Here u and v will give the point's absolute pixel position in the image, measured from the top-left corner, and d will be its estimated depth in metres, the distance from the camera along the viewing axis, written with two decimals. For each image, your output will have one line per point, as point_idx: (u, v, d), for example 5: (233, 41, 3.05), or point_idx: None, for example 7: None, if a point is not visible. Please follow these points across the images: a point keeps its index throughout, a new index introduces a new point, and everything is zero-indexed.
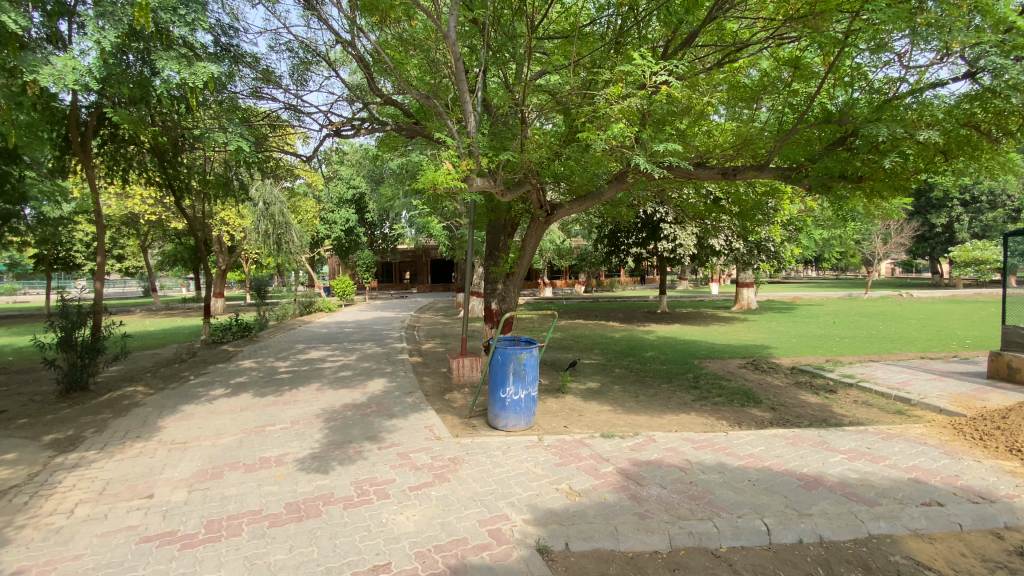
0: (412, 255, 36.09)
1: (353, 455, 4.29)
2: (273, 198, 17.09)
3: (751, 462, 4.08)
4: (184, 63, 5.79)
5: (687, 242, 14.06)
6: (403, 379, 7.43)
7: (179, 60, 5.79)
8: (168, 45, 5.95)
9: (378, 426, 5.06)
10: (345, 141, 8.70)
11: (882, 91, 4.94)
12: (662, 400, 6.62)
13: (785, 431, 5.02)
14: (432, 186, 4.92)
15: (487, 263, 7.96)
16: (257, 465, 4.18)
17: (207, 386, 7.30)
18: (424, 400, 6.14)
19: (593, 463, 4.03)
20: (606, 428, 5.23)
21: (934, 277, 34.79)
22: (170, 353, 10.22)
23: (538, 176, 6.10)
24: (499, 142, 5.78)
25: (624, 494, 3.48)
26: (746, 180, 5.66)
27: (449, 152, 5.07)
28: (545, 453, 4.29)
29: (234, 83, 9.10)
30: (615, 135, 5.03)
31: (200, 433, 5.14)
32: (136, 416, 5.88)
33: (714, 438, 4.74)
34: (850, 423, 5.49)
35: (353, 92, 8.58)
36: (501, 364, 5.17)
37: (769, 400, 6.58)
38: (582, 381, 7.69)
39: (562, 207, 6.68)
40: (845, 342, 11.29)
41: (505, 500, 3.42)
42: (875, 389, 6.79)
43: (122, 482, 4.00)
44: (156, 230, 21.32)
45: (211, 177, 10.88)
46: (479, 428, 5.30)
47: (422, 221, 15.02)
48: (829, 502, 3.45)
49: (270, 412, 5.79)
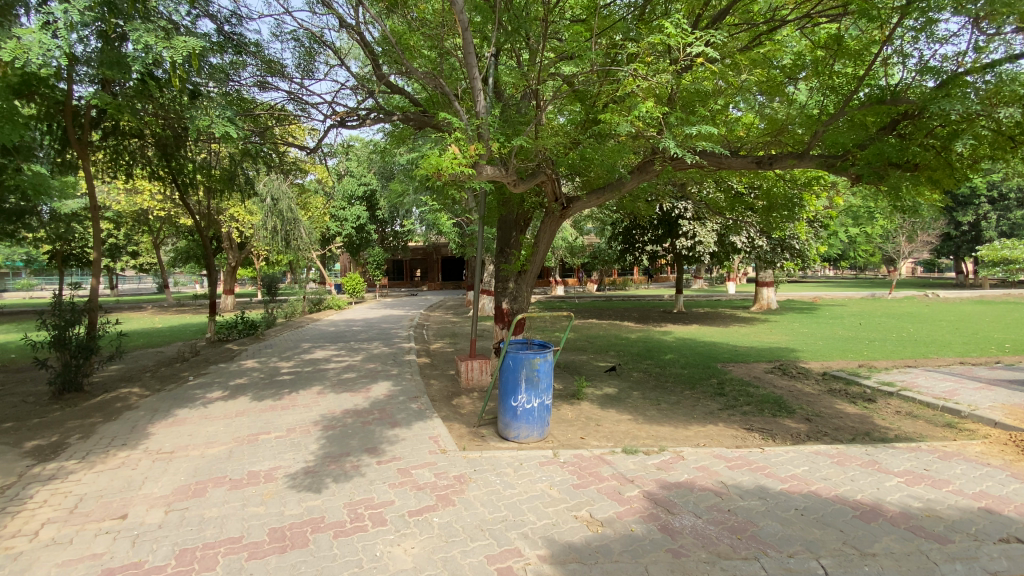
0: (423, 253, 35.84)
1: (350, 470, 3.89)
2: (281, 193, 16.56)
3: (795, 486, 3.60)
4: (164, 36, 5.50)
5: (708, 238, 13.47)
6: (409, 382, 7.03)
7: (159, 33, 5.52)
8: (145, 16, 5.63)
9: (380, 436, 4.67)
10: (350, 132, 8.34)
11: (947, 67, 4.42)
12: (687, 408, 6.15)
13: (827, 448, 4.53)
14: (437, 173, 4.52)
15: (498, 260, 7.50)
16: (245, 480, 3.80)
17: (205, 388, 6.97)
18: (431, 407, 5.74)
19: (616, 486, 3.58)
20: (627, 442, 4.77)
21: (959, 277, 33.63)
22: (173, 352, 9.96)
23: (554, 166, 5.62)
24: (511, 127, 5.33)
25: (654, 525, 3.03)
26: (784, 169, 5.12)
27: (456, 135, 4.63)
28: (561, 471, 3.85)
29: (238, 75, 8.77)
30: (642, 117, 4.53)
31: (190, 441, 4.78)
32: (127, 420, 5.55)
33: (749, 455, 4.27)
34: (898, 439, 4.97)
35: (359, 82, 8.21)
36: (512, 371, 4.76)
37: (802, 409, 6.09)
38: (598, 387, 7.23)
39: (579, 200, 6.17)
40: (876, 346, 10.68)
41: (517, 530, 3.00)
42: (919, 399, 6.23)
43: (97, 499, 3.66)
44: (167, 227, 21.29)
45: (217, 171, 10.50)
46: (489, 439, 4.88)
47: (432, 217, 14.59)
48: (893, 539, 2.97)
49: (267, 418, 5.41)
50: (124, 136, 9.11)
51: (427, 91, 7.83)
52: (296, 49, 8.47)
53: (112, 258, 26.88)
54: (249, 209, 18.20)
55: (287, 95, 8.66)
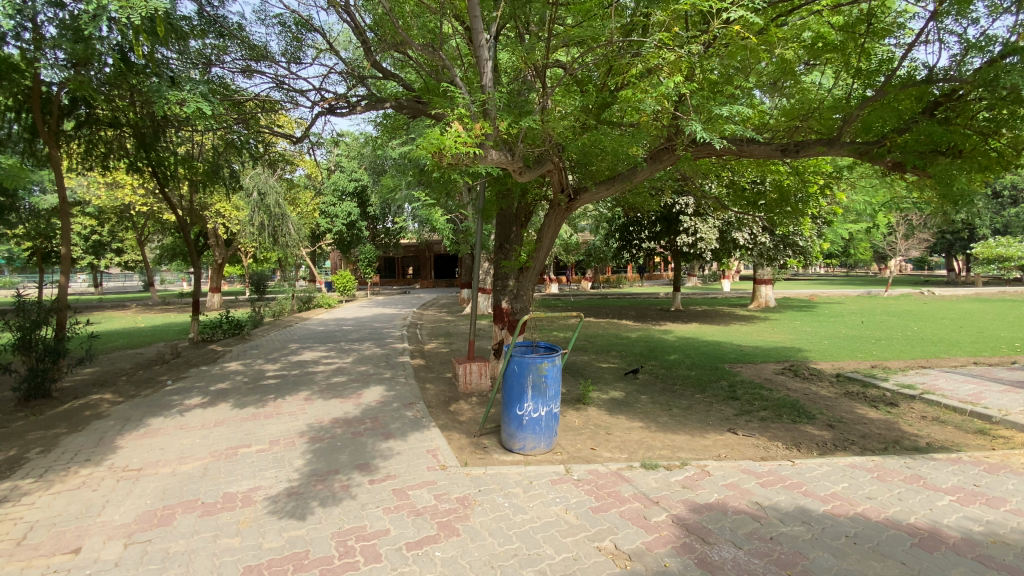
0: (415, 249, 35.29)
1: (339, 492, 3.45)
2: (268, 187, 16.01)
3: (839, 507, 3.23)
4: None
5: (709, 235, 13.10)
6: (403, 386, 6.58)
7: None
8: None
9: (372, 449, 4.23)
10: (339, 120, 7.84)
11: (988, 43, 4.09)
12: (700, 414, 5.78)
13: (861, 459, 4.16)
14: (439, 156, 4.11)
15: (497, 257, 7.05)
16: (219, 505, 3.34)
17: (183, 393, 6.47)
18: (427, 414, 5.31)
19: (640, 508, 3.18)
20: (644, 454, 4.37)
21: (951, 274, 33.81)
22: (152, 353, 9.47)
23: (562, 152, 5.19)
24: (518, 108, 4.91)
25: (689, 559, 2.64)
26: (812, 157, 4.74)
27: (459, 112, 4.22)
28: (577, 490, 3.44)
29: (220, 61, 8.28)
30: (668, 92, 4.16)
31: (162, 455, 4.31)
32: (94, 431, 5.06)
33: (779, 469, 3.88)
34: (933, 448, 4.62)
35: (348, 67, 7.73)
36: (517, 376, 4.36)
37: (823, 414, 5.75)
38: (603, 390, 6.83)
39: (587, 191, 5.68)
40: (883, 345, 10.42)
41: (533, 567, 2.58)
42: (945, 403, 5.90)
43: (48, 528, 3.20)
44: (151, 223, 20.61)
45: (200, 163, 9.94)
46: (492, 452, 4.46)
47: (425, 213, 14.11)
48: (964, 572, 2.60)
49: (248, 428, 4.95)
50: (100, 125, 8.55)
51: (423, 76, 7.27)
52: (283, 35, 8.01)
53: (95, 256, 26.09)
54: (236, 205, 17.60)
55: (272, 82, 8.18)
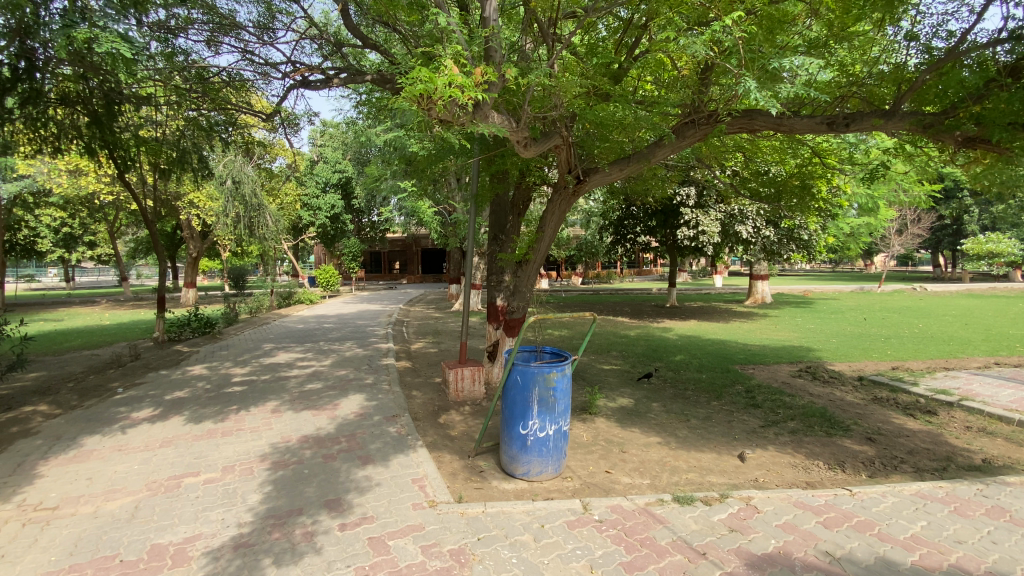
0: (402, 244, 34.34)
1: (301, 542, 2.72)
2: (244, 175, 14.99)
3: (929, 559, 2.60)
4: None
5: (711, 227, 12.24)
6: (386, 395, 5.82)
7: None
8: None
9: (347, 480, 3.49)
10: (312, 93, 6.98)
11: None
12: (722, 425, 5.15)
13: (927, 485, 3.54)
14: (426, 104, 3.46)
15: (492, 248, 6.32)
16: (143, 564, 2.58)
17: (132, 405, 5.61)
18: (413, 430, 4.58)
19: (685, 564, 2.52)
20: (670, 481, 3.70)
21: (939, 271, 33.86)
22: (108, 355, 8.56)
23: (571, 124, 4.48)
24: (523, 65, 4.25)
25: None
26: (864, 130, 4.13)
27: (456, 54, 3.53)
28: (601, 537, 2.75)
29: (184, 32, 7.36)
30: (717, 36, 3.62)
31: (86, 488, 3.52)
32: (13, 454, 4.23)
33: (838, 501, 3.22)
34: (995, 469, 4.04)
35: (320, 31, 6.82)
36: (520, 388, 3.66)
37: (857, 425, 5.14)
38: (611, 397, 6.16)
39: (598, 171, 4.92)
40: (894, 344, 9.91)
41: None
42: (988, 411, 5.33)
43: None
44: (122, 214, 19.46)
45: (163, 147, 8.98)
46: (489, 478, 3.74)
47: (411, 203, 13.31)
48: None
49: (200, 451, 4.16)
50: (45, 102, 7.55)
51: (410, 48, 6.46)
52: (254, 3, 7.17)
53: (65, 249, 24.75)
54: (210, 195, 16.57)
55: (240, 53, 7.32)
